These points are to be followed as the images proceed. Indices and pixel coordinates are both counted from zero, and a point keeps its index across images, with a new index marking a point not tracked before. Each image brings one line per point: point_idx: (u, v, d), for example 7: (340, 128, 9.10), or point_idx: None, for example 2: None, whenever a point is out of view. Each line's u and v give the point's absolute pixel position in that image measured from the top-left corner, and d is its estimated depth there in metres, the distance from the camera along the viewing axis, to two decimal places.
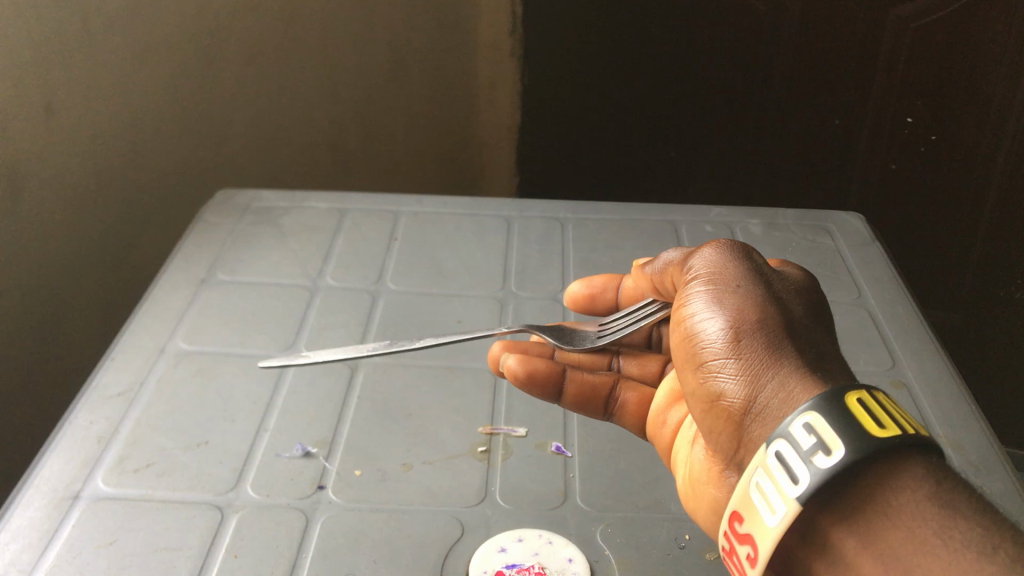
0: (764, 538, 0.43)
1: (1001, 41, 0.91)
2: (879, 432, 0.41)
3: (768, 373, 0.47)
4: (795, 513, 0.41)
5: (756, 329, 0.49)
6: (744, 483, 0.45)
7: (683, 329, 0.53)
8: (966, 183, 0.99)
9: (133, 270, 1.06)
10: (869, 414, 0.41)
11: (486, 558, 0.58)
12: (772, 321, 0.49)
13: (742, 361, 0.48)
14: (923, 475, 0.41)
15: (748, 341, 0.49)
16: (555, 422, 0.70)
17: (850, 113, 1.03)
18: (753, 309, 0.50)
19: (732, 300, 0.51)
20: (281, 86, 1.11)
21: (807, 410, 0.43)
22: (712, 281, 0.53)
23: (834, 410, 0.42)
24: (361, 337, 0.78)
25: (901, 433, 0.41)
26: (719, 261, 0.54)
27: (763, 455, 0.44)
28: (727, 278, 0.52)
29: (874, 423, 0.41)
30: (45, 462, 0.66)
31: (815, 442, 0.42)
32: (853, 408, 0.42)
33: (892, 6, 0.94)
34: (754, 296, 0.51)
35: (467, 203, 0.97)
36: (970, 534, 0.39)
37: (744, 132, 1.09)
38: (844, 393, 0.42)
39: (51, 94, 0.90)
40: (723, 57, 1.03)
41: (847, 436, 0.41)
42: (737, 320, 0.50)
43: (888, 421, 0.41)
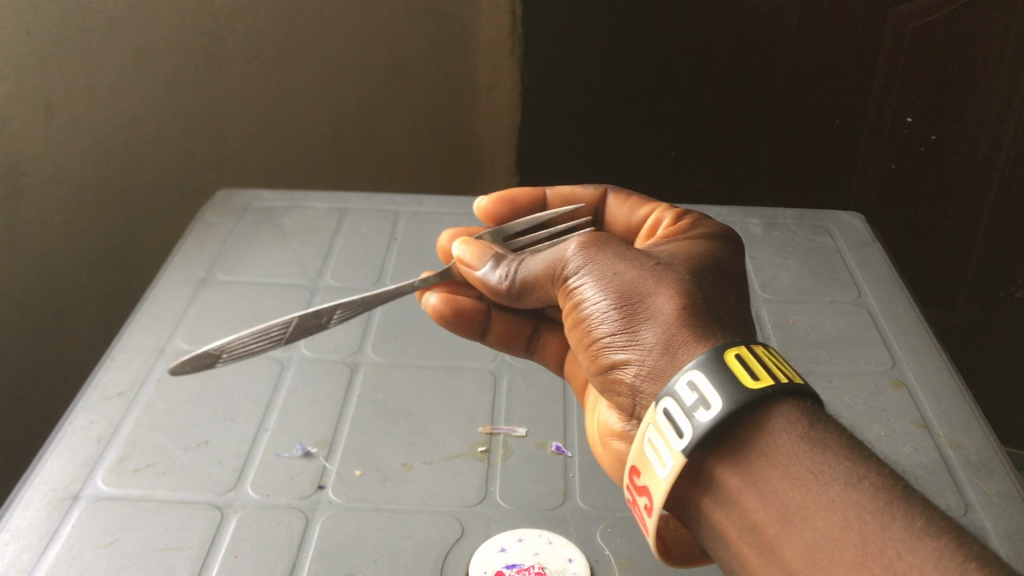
0: (657, 489, 0.46)
1: (1001, 42, 0.91)
2: (752, 383, 0.43)
3: (654, 339, 0.49)
4: (681, 465, 0.44)
5: (635, 299, 0.50)
6: (639, 439, 0.47)
7: (570, 309, 0.54)
8: (969, 185, 0.99)
9: (132, 271, 1.06)
10: (745, 367, 0.44)
11: (487, 558, 0.58)
12: (647, 290, 0.50)
13: (628, 330, 0.50)
14: (796, 417, 0.43)
15: (631, 313, 0.50)
16: (555, 422, 0.70)
17: (851, 113, 1.03)
18: (630, 285, 0.51)
19: (609, 279, 0.52)
20: (281, 86, 1.11)
21: (689, 370, 0.45)
22: (588, 264, 0.53)
23: (712, 369, 0.44)
24: (361, 339, 0.78)
25: (774, 382, 0.43)
26: (590, 244, 0.54)
27: (654, 414, 0.46)
28: (601, 259, 0.53)
29: (749, 375, 0.43)
30: (45, 462, 0.66)
31: (697, 398, 0.44)
32: (731, 363, 0.44)
33: (892, 6, 0.94)
34: (626, 269, 0.52)
35: (469, 203, 0.97)
36: (838, 467, 0.41)
37: (744, 134, 1.08)
38: (724, 349, 0.45)
39: (52, 94, 0.90)
40: (726, 57, 1.02)
41: (723, 389, 0.43)
42: (617, 297, 0.51)
43: (763, 372, 0.44)
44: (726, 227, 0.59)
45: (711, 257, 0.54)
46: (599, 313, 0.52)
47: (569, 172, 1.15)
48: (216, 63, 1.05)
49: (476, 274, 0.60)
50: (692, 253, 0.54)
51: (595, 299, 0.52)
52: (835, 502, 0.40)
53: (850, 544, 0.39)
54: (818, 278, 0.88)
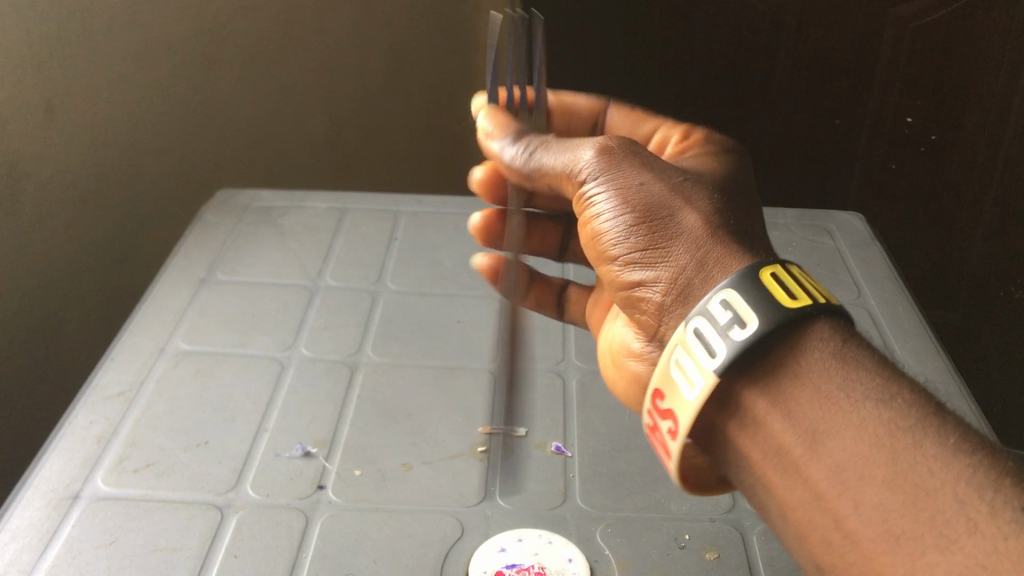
0: (685, 412, 0.45)
1: (1001, 41, 0.92)
2: (790, 302, 0.43)
3: (684, 255, 0.49)
4: (712, 386, 0.43)
5: (663, 213, 0.50)
6: (664, 360, 0.47)
7: (593, 221, 0.53)
8: (968, 182, 0.99)
9: (130, 273, 1.06)
10: (781, 286, 0.43)
11: (487, 558, 0.58)
12: (675, 207, 0.50)
13: (657, 250, 0.50)
14: (830, 335, 0.42)
15: (659, 234, 0.50)
16: (555, 422, 0.70)
17: (850, 114, 1.01)
18: (660, 204, 0.50)
19: (637, 197, 0.51)
20: (280, 86, 1.11)
21: (725, 288, 0.44)
22: (614, 177, 0.52)
23: (748, 289, 0.43)
24: (361, 339, 0.78)
25: (811, 301, 0.43)
26: (615, 156, 0.53)
27: (684, 333, 0.46)
28: (628, 175, 0.52)
29: (785, 294, 0.43)
30: (45, 462, 0.66)
31: (731, 317, 0.43)
32: (767, 281, 0.43)
33: (892, 6, 0.92)
34: (652, 184, 0.51)
35: (469, 205, 0.97)
36: (869, 384, 0.41)
37: (741, 138, 1.06)
38: (759, 269, 0.44)
39: (51, 94, 0.90)
40: (720, 65, 0.98)
41: (760, 309, 0.43)
42: (646, 218, 0.50)
43: (798, 291, 0.43)
44: (741, 148, 0.59)
45: (734, 178, 0.54)
46: (622, 226, 0.51)
47: None
48: (216, 64, 1.06)
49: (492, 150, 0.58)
50: (714, 172, 0.54)
51: (618, 215, 0.52)
52: (866, 420, 0.39)
53: (880, 462, 0.38)
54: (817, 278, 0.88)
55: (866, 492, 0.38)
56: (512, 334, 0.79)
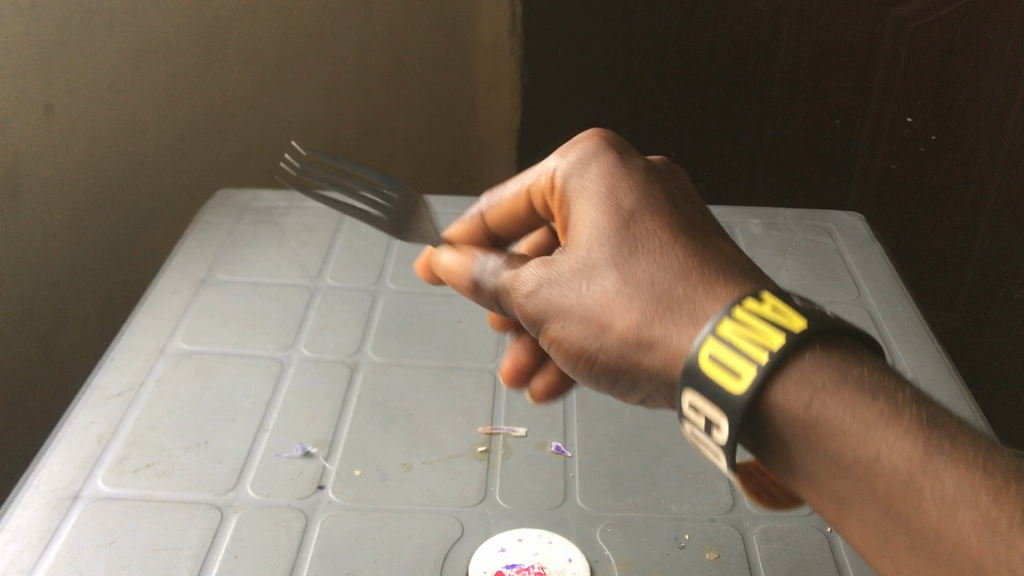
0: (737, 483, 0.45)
1: (1001, 41, 0.92)
2: (735, 386, 0.41)
3: (648, 358, 0.45)
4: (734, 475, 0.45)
5: (603, 327, 0.47)
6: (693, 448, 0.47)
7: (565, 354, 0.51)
8: (966, 182, 0.99)
9: (130, 272, 1.06)
10: (723, 368, 0.41)
11: (487, 558, 0.58)
12: (601, 297, 0.47)
13: (629, 363, 0.46)
14: (799, 388, 0.40)
15: (617, 346, 0.47)
16: (555, 422, 0.70)
17: (850, 113, 1.03)
18: (601, 313, 0.47)
19: (579, 319, 0.48)
20: (281, 86, 1.10)
21: (682, 394, 0.43)
22: (551, 308, 0.49)
23: (698, 382, 0.42)
24: (361, 338, 0.78)
25: (757, 370, 0.40)
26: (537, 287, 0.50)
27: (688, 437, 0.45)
28: (557, 299, 0.49)
29: (730, 377, 0.41)
30: (45, 462, 0.66)
31: (707, 419, 0.42)
32: (707, 371, 0.42)
33: (892, 6, 0.95)
34: (569, 284, 0.48)
35: (468, 205, 0.97)
36: (855, 433, 0.39)
37: (742, 136, 1.08)
38: (697, 359, 0.42)
39: (51, 95, 0.91)
40: (723, 59, 1.02)
41: (721, 406, 0.41)
42: (600, 333, 0.47)
43: (742, 366, 0.41)
44: (613, 137, 0.54)
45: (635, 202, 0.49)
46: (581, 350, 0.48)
47: None
48: (217, 64, 1.05)
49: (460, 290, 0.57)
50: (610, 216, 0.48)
51: (574, 341, 0.49)
52: (868, 486, 0.39)
53: (896, 526, 0.38)
54: (817, 279, 0.88)
55: (894, 552, 0.39)
56: None
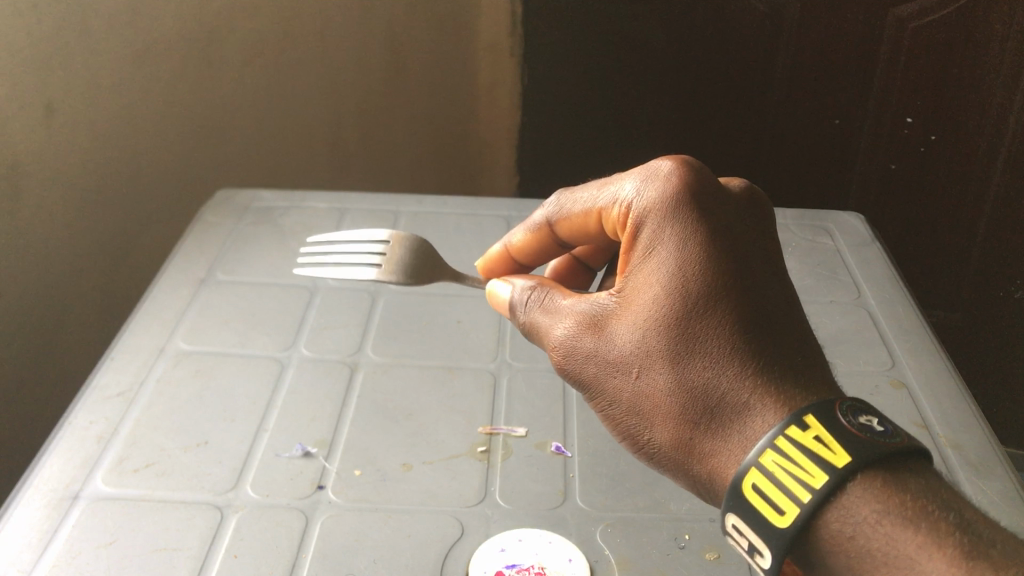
0: None
1: (1002, 41, 0.92)
2: (780, 521, 0.43)
3: (686, 459, 0.48)
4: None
5: (645, 421, 0.49)
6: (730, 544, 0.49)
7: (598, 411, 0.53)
8: (968, 182, 1.00)
9: (130, 272, 1.06)
10: (767, 502, 0.44)
11: (487, 557, 0.58)
12: (650, 393, 0.48)
13: (662, 454, 0.50)
14: (847, 524, 0.42)
15: (653, 441, 0.49)
16: (555, 422, 0.70)
17: (850, 114, 1.03)
18: (646, 412, 0.49)
19: (623, 408, 0.50)
20: (281, 86, 1.10)
21: (726, 514, 0.46)
22: (595, 385, 0.51)
23: (744, 510, 0.45)
24: (362, 338, 0.78)
25: (800, 510, 0.43)
26: (583, 360, 0.51)
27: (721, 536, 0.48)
28: (603, 382, 0.51)
29: (773, 511, 0.43)
30: (45, 462, 0.66)
31: (749, 545, 0.45)
32: (752, 499, 0.44)
33: (892, 6, 0.94)
34: (620, 370, 0.50)
35: (468, 205, 0.98)
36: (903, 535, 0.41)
37: (742, 136, 1.08)
38: (742, 482, 0.45)
39: (51, 94, 0.91)
40: (722, 59, 1.02)
41: (763, 535, 0.44)
42: (640, 427, 0.50)
43: (787, 503, 0.43)
44: (694, 181, 0.51)
45: (702, 293, 0.47)
46: (620, 426, 0.51)
47: (571, 170, 1.14)
48: (216, 64, 1.05)
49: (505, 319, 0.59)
50: (673, 310, 0.48)
51: (613, 418, 0.51)
52: None
53: None
54: (817, 279, 0.88)
55: None
56: (512, 335, 0.79)
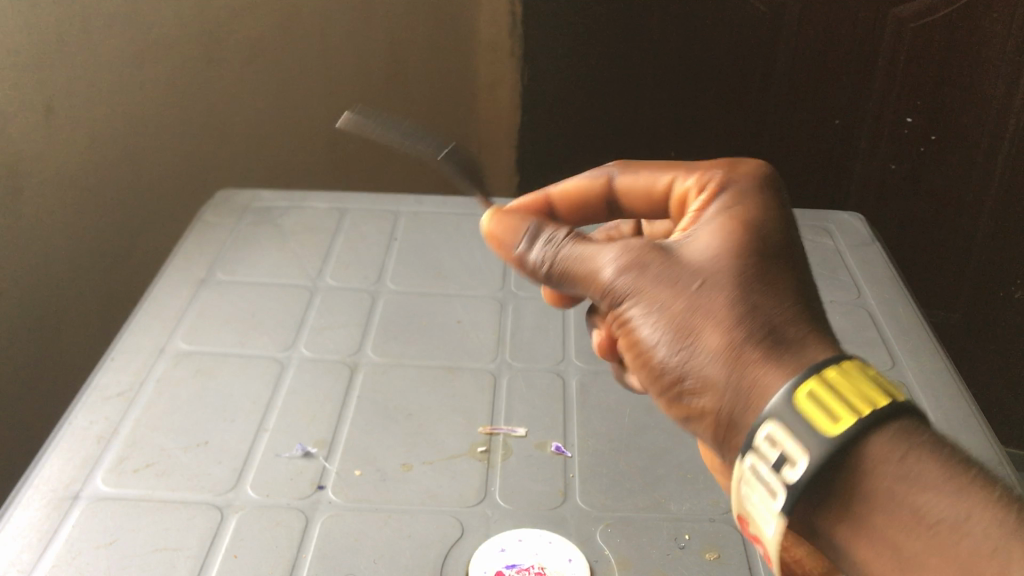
0: (765, 542, 0.42)
1: (1002, 41, 0.92)
2: (831, 428, 0.38)
3: (725, 381, 0.42)
4: (784, 526, 0.40)
5: (688, 330, 0.44)
6: (733, 494, 0.43)
7: (625, 341, 0.48)
8: (968, 180, 1.01)
9: (131, 272, 1.06)
10: (821, 409, 0.39)
11: (487, 557, 0.58)
12: (706, 306, 0.44)
13: (697, 377, 0.44)
14: (886, 452, 0.39)
15: (690, 357, 0.44)
16: (556, 422, 0.70)
17: (850, 114, 1.03)
18: (691, 326, 0.44)
19: (663, 317, 0.45)
20: (281, 87, 1.10)
21: (765, 422, 0.40)
22: (636, 298, 0.46)
23: (789, 415, 0.39)
24: (362, 338, 0.78)
25: (855, 421, 0.39)
26: (629, 268, 0.47)
27: (741, 470, 0.42)
28: (648, 293, 0.46)
29: (826, 417, 0.39)
30: (45, 462, 0.66)
31: (779, 454, 0.39)
32: (803, 406, 0.39)
33: (892, 6, 0.94)
34: (675, 279, 0.45)
35: (469, 205, 0.98)
36: None
37: (742, 136, 1.08)
38: (794, 389, 0.40)
39: (51, 95, 0.91)
40: (722, 59, 1.02)
41: (808, 440, 0.39)
42: (679, 344, 0.44)
43: (842, 411, 0.39)
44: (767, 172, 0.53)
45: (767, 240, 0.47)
46: (650, 341, 0.45)
47: (572, 170, 1.14)
48: (216, 64, 1.05)
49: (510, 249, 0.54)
50: (742, 242, 0.46)
51: (649, 335, 0.45)
52: None
53: None
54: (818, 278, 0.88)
55: None
56: (512, 335, 0.79)
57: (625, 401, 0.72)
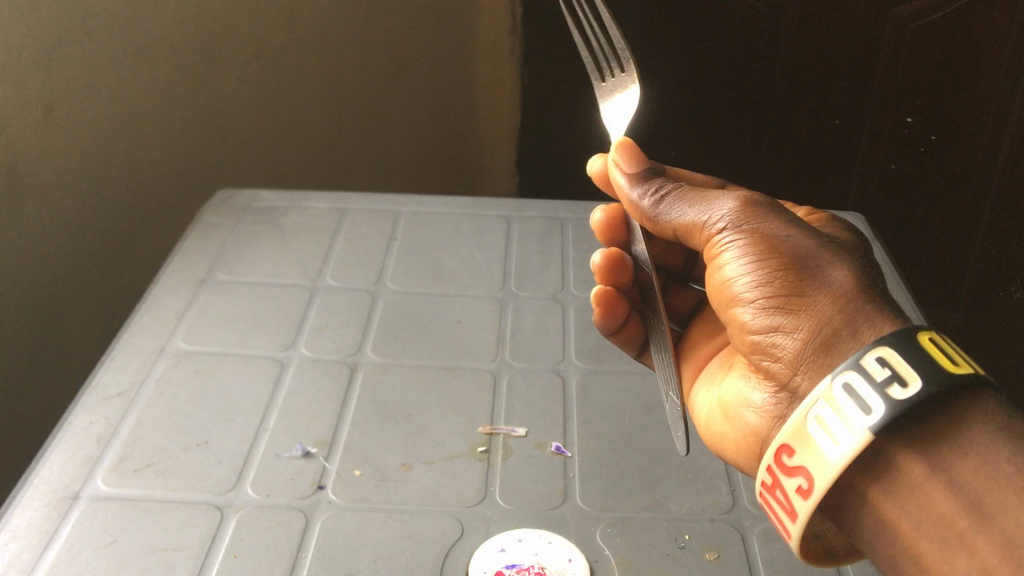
0: (822, 468, 0.46)
1: (1004, 41, 0.92)
2: (954, 368, 0.44)
3: (831, 308, 0.50)
4: (866, 443, 0.44)
5: (814, 261, 0.52)
6: (801, 415, 0.47)
7: (727, 272, 0.55)
8: (966, 180, 1.00)
9: (129, 273, 1.05)
10: (942, 353, 0.44)
11: (487, 558, 0.58)
12: (821, 255, 0.52)
13: (800, 302, 0.51)
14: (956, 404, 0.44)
15: (801, 284, 0.51)
16: (555, 422, 0.70)
17: (850, 114, 1.03)
18: (803, 264, 0.51)
19: (779, 251, 0.52)
20: (281, 87, 1.10)
21: (878, 346, 0.45)
22: (753, 235, 0.54)
23: (910, 347, 0.44)
24: (361, 338, 0.78)
25: (971, 372, 0.44)
26: (753, 213, 0.55)
27: (828, 388, 0.46)
28: (768, 234, 0.53)
29: (948, 361, 0.44)
30: (44, 462, 0.66)
31: (890, 374, 0.44)
32: (927, 347, 0.44)
33: (893, 6, 0.94)
34: (796, 231, 0.53)
35: (470, 204, 0.98)
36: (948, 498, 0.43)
37: (740, 134, 1.08)
38: (917, 332, 0.45)
39: (51, 96, 0.91)
40: (722, 57, 1.02)
41: (923, 370, 0.43)
42: (788, 275, 0.51)
43: (959, 361, 0.44)
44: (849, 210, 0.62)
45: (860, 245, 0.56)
46: (765, 264, 0.52)
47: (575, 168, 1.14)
48: (217, 64, 1.05)
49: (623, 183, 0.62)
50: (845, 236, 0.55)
51: (760, 264, 0.53)
52: None
53: None
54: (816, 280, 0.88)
55: None
56: (512, 335, 0.79)
57: (625, 400, 0.72)
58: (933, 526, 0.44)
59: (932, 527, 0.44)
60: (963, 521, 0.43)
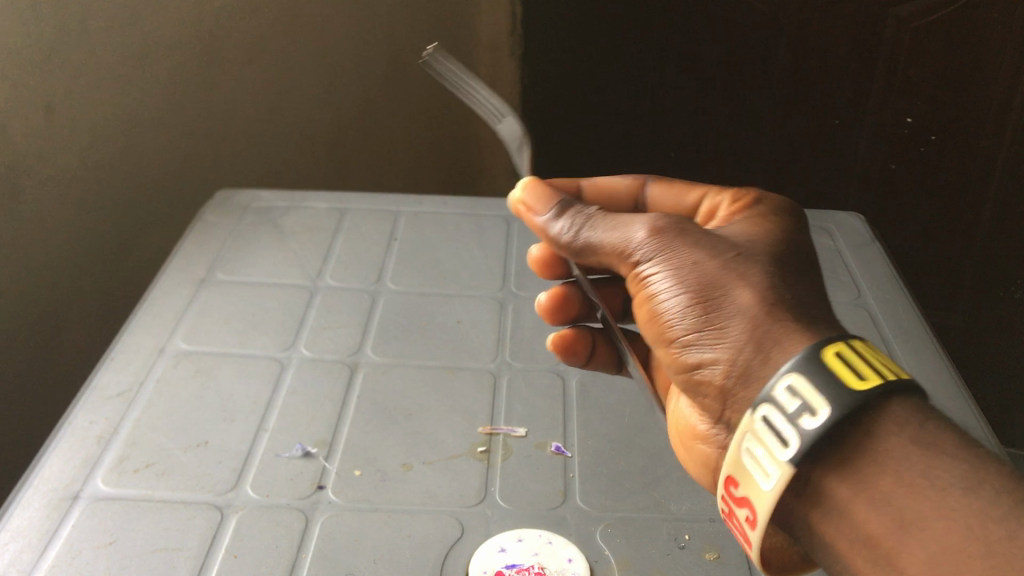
0: (761, 501, 0.46)
1: (1002, 42, 0.91)
2: (859, 384, 0.43)
3: (742, 333, 0.49)
4: (788, 477, 0.44)
5: (727, 283, 0.51)
6: (734, 450, 0.48)
7: (649, 302, 0.55)
8: (966, 178, 0.99)
9: (129, 272, 1.05)
10: (847, 368, 0.44)
11: (488, 557, 0.58)
12: (731, 274, 0.51)
13: (714, 329, 0.51)
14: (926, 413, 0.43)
15: (713, 311, 0.51)
16: (556, 422, 0.70)
17: (849, 112, 1.03)
18: (715, 288, 0.51)
19: (690, 279, 0.52)
20: (281, 85, 1.11)
21: (785, 375, 0.45)
22: (667, 265, 0.54)
23: (813, 368, 0.44)
24: (361, 338, 0.78)
25: (880, 382, 0.43)
26: (662, 241, 0.54)
27: (751, 422, 0.46)
28: (679, 262, 0.53)
29: (852, 376, 0.43)
30: (45, 462, 0.66)
31: (800, 405, 0.44)
32: (832, 365, 0.44)
33: (892, 6, 0.94)
34: (707, 251, 0.53)
35: (469, 203, 0.98)
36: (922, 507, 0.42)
37: (743, 127, 1.08)
38: (821, 348, 0.45)
39: (53, 95, 0.90)
40: (723, 53, 1.03)
41: (830, 395, 0.43)
42: (703, 303, 0.51)
43: (866, 371, 0.44)
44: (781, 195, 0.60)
45: (781, 238, 0.55)
46: (681, 293, 0.52)
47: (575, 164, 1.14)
48: (216, 64, 1.05)
49: (538, 220, 0.62)
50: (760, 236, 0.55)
51: (675, 292, 0.53)
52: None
53: None
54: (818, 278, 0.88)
55: None
56: (512, 335, 0.79)
57: (625, 401, 0.72)
58: (864, 544, 0.44)
59: (864, 546, 0.44)
60: (888, 540, 0.43)
